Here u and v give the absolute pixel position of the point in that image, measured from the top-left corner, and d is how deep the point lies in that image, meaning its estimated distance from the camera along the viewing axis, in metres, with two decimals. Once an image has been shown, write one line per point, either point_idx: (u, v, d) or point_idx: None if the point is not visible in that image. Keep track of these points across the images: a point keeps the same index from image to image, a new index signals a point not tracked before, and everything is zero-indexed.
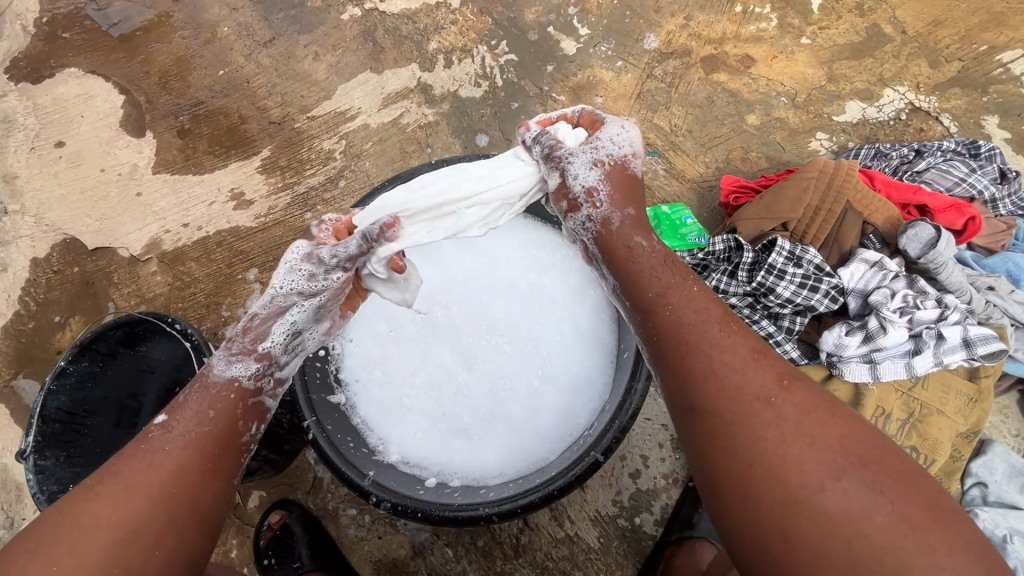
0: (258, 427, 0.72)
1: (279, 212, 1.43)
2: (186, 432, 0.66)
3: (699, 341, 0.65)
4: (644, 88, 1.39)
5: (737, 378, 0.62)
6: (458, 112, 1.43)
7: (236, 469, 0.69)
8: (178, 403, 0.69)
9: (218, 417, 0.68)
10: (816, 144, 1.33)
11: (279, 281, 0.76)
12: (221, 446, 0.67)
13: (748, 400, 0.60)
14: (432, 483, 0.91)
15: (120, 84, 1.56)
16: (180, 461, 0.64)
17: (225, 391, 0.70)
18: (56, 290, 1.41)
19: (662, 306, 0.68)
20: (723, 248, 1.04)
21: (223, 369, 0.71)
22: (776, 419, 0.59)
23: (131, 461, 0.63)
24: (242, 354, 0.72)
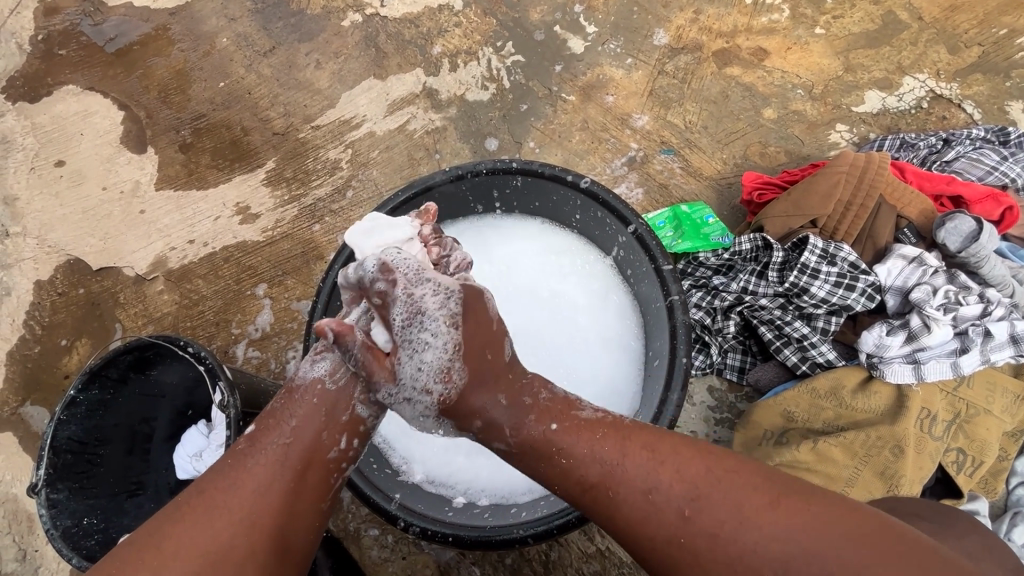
0: (347, 441, 0.67)
1: (286, 225, 1.40)
2: (269, 444, 0.63)
3: (600, 476, 0.60)
4: (656, 85, 1.36)
5: (652, 508, 0.58)
6: (465, 116, 1.40)
7: (324, 489, 0.65)
8: (267, 411, 0.67)
9: (303, 429, 0.65)
10: (836, 136, 1.29)
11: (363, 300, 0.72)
12: (306, 462, 0.64)
13: (681, 523, 0.56)
14: (460, 503, 0.87)
15: (119, 100, 1.53)
16: (261, 480, 0.61)
17: (312, 399, 0.66)
18: (61, 312, 1.37)
19: (559, 457, 0.62)
20: (751, 247, 1.00)
21: (306, 369, 0.69)
22: (711, 525, 0.55)
23: (216, 478, 0.61)
24: (324, 353, 0.70)
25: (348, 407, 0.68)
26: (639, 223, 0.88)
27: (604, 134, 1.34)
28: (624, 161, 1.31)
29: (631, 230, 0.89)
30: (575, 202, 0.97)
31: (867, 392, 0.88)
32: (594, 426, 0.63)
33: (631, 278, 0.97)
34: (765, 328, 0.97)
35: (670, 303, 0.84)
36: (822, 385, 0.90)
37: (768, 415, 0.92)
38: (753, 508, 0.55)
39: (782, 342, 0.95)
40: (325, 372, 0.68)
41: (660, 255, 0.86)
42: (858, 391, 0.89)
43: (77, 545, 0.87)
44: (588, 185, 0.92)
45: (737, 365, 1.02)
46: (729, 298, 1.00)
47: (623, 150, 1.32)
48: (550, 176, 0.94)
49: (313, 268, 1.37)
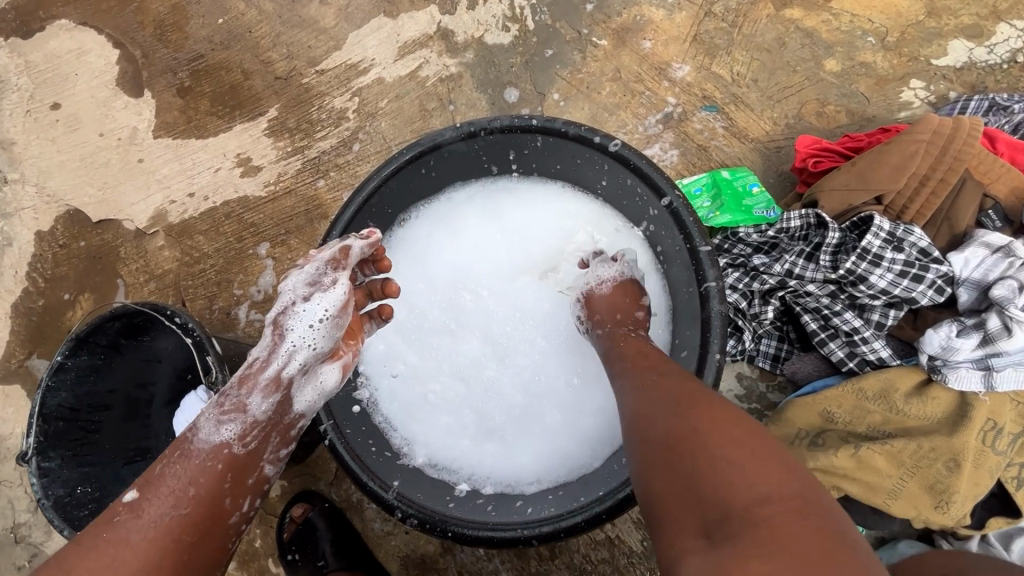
0: (251, 503, 0.66)
1: (289, 180, 1.30)
2: (160, 516, 0.59)
3: (631, 347, 0.72)
4: (701, 29, 1.19)
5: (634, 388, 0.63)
6: (484, 62, 1.26)
7: (219, 554, 0.62)
8: (153, 476, 0.62)
9: (201, 497, 0.61)
10: (910, 94, 1.11)
11: (298, 338, 0.67)
12: (202, 531, 0.60)
13: (655, 372, 0.65)
14: (463, 492, 0.82)
15: (114, 37, 1.42)
16: (144, 560, 0.57)
17: (211, 457, 0.63)
18: (64, 265, 1.33)
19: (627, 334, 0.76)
20: (800, 224, 0.88)
21: (211, 432, 0.64)
22: (673, 380, 0.63)
23: (91, 557, 0.56)
24: (232, 414, 0.65)
25: (248, 470, 0.65)
26: (675, 195, 0.76)
27: (639, 86, 1.19)
28: (660, 118, 1.16)
29: (665, 203, 0.78)
30: (602, 166, 0.85)
31: (923, 397, 0.78)
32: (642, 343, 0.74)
33: (661, 256, 0.86)
34: (809, 318, 0.86)
35: (706, 291, 0.74)
36: (871, 386, 0.80)
37: (804, 413, 0.83)
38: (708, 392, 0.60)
39: (828, 334, 0.85)
40: (234, 429, 0.64)
41: (696, 234, 0.75)
42: (913, 396, 0.79)
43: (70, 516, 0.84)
44: (618, 149, 0.80)
45: (771, 352, 0.93)
46: (771, 281, 0.88)
47: (659, 105, 1.17)
48: (575, 137, 0.82)
49: (317, 228, 1.28)
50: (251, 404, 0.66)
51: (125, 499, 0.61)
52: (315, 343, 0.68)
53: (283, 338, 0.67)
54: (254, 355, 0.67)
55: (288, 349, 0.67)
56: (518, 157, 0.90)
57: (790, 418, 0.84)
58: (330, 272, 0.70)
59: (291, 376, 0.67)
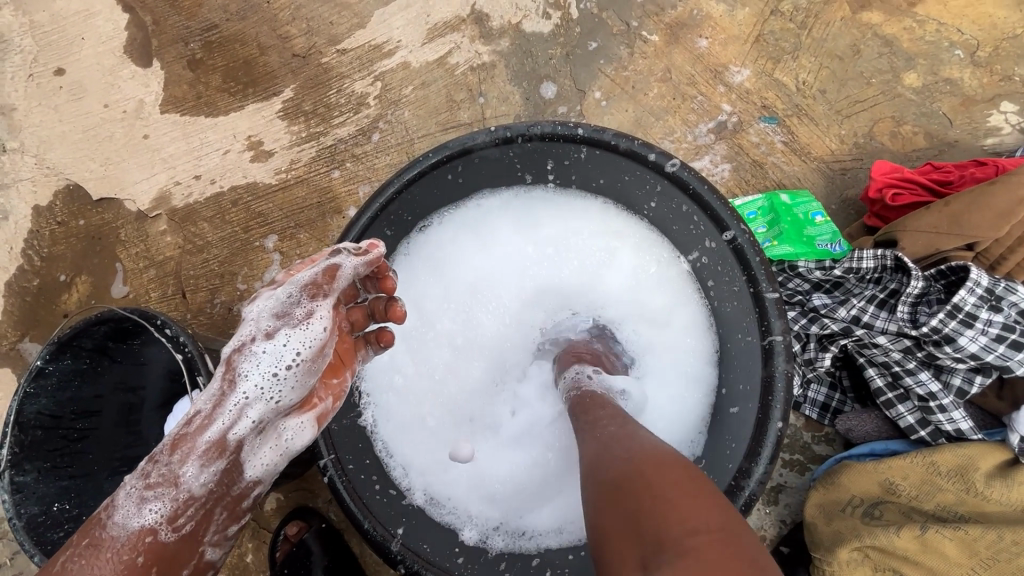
0: None
1: (302, 168, 1.21)
2: None
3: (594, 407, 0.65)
4: (765, 29, 1.06)
5: (597, 429, 0.58)
6: (520, 52, 1.14)
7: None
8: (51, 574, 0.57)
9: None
10: (998, 118, 0.99)
11: (251, 393, 0.60)
12: None
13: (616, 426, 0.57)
14: (470, 541, 0.74)
15: (123, 0, 1.32)
16: None
17: (126, 549, 0.58)
18: (61, 244, 1.26)
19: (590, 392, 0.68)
20: (873, 266, 0.78)
21: (134, 513, 0.60)
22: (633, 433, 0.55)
23: None
24: (158, 488, 0.60)
25: (173, 558, 0.61)
26: (740, 230, 0.66)
27: (691, 89, 1.07)
28: (712, 127, 1.05)
29: (727, 237, 0.68)
30: (653, 187, 0.75)
31: (1007, 481, 0.68)
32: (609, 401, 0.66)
33: (711, 293, 0.75)
34: (874, 372, 0.76)
35: (770, 345, 0.65)
36: (946, 461, 0.70)
37: (862, 481, 0.73)
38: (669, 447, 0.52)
39: (895, 394, 0.75)
40: (162, 508, 0.60)
41: (762, 278, 0.65)
42: (995, 477, 0.69)
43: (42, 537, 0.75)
44: (676, 170, 0.70)
45: (820, 401, 0.84)
46: (835, 327, 0.78)
47: (712, 113, 1.05)
48: (626, 152, 0.72)
49: (329, 223, 1.19)
50: (186, 475, 0.60)
51: None
52: (272, 398, 0.61)
53: (232, 392, 0.60)
54: (197, 409, 0.61)
55: (241, 404, 0.60)
56: (557, 168, 0.80)
57: (843, 482, 0.74)
58: (304, 303, 0.61)
59: (239, 438, 0.61)
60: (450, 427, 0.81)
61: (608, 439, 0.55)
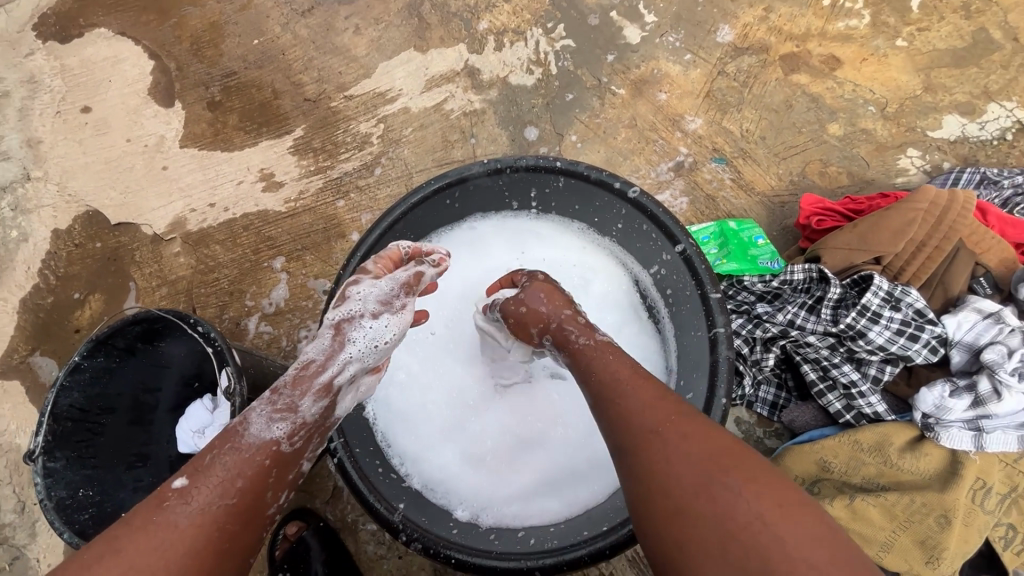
0: (286, 497, 0.63)
1: (310, 197, 1.34)
2: (210, 504, 0.55)
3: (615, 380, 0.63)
4: (714, 86, 1.26)
5: (642, 407, 0.58)
6: (507, 101, 1.32)
7: (254, 548, 0.58)
8: (203, 464, 0.58)
9: (246, 491, 0.58)
10: (907, 162, 1.19)
11: (358, 351, 0.67)
12: (243, 523, 0.57)
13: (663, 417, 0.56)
14: (463, 518, 0.82)
15: (150, 49, 1.47)
16: (194, 542, 0.53)
17: (258, 452, 0.60)
18: (77, 264, 1.35)
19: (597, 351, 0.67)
20: (804, 277, 0.93)
21: (262, 429, 0.61)
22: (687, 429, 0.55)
23: (133, 536, 0.52)
24: (285, 412, 0.62)
25: (292, 465, 0.63)
26: (689, 243, 0.81)
27: (653, 134, 1.25)
28: (671, 166, 1.22)
29: (679, 250, 0.82)
30: (619, 211, 0.89)
31: (916, 453, 0.80)
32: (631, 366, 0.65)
33: (669, 299, 0.89)
34: (809, 368, 0.90)
35: (714, 336, 0.78)
36: (867, 439, 0.82)
37: (801, 462, 0.85)
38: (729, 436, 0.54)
39: (826, 385, 0.88)
40: (281, 429, 0.61)
41: (707, 281, 0.79)
42: (907, 451, 0.81)
43: (71, 518, 0.84)
44: (637, 196, 0.84)
45: (769, 399, 0.97)
46: (773, 329, 0.92)
47: (671, 154, 1.23)
48: (596, 181, 0.87)
49: (334, 246, 1.31)
50: (303, 406, 0.63)
51: (172, 485, 0.56)
52: (370, 358, 0.69)
53: (345, 345, 0.67)
54: (311, 356, 0.66)
55: (349, 356, 0.67)
56: (539, 195, 0.94)
57: (787, 464, 0.86)
58: (403, 296, 0.73)
59: (341, 384, 0.67)
60: (445, 424, 0.90)
61: (661, 426, 0.56)
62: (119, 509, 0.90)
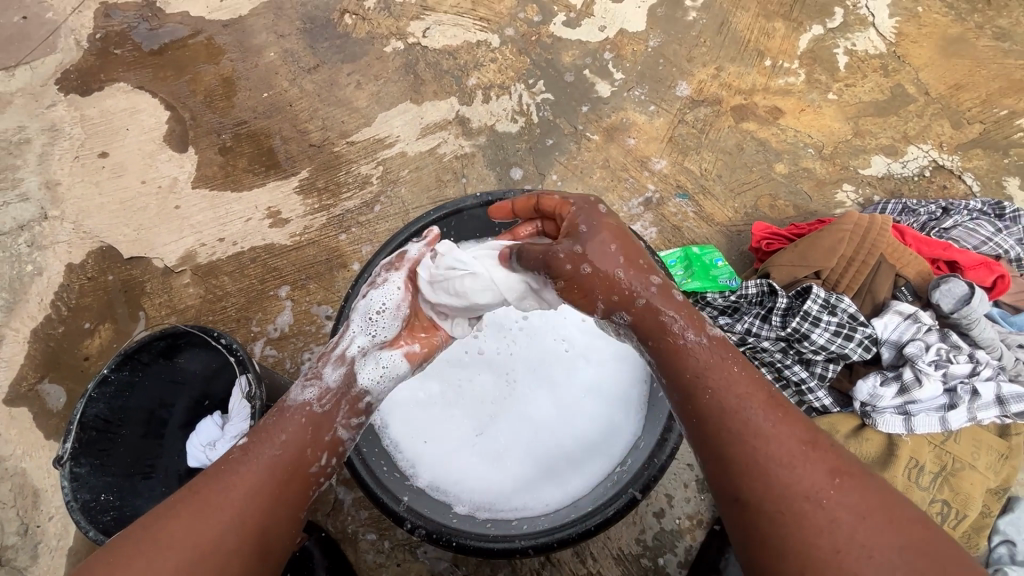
0: (327, 459, 0.73)
1: (314, 232, 1.46)
2: (262, 454, 0.69)
3: (749, 424, 0.61)
4: (675, 133, 1.44)
5: (782, 464, 0.58)
6: (494, 145, 1.48)
7: (303, 499, 0.70)
8: (262, 430, 0.72)
9: (290, 443, 0.70)
10: (842, 196, 1.37)
11: (359, 325, 0.82)
12: (290, 474, 0.69)
13: (815, 487, 0.57)
14: (462, 511, 0.90)
15: (167, 101, 1.62)
16: (251, 486, 0.66)
17: (300, 415, 0.73)
18: (89, 296, 1.43)
19: (716, 379, 0.65)
20: (756, 292, 1.10)
21: (298, 393, 0.75)
22: (845, 504, 0.56)
23: (209, 481, 0.66)
24: (312, 379, 0.77)
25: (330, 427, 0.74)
26: (653, 259, 0.94)
27: (624, 174, 1.42)
28: (641, 201, 1.39)
29: None
30: None
31: (860, 438, 0.98)
32: (770, 400, 0.64)
33: None
34: (766, 370, 1.05)
35: None
36: None
37: None
38: (887, 514, 0.55)
39: (781, 384, 1.04)
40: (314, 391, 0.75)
41: None
42: (852, 437, 0.98)
43: (94, 519, 0.90)
44: None
45: None
46: (734, 337, 1.07)
47: (640, 190, 1.39)
48: None
49: (336, 275, 1.42)
50: (325, 374, 0.78)
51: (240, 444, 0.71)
52: (373, 330, 0.82)
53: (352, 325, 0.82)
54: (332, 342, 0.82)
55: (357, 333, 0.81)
56: None
57: None
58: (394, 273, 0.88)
59: (353, 355, 0.80)
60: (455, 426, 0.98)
61: (811, 496, 0.56)
62: (138, 515, 0.96)
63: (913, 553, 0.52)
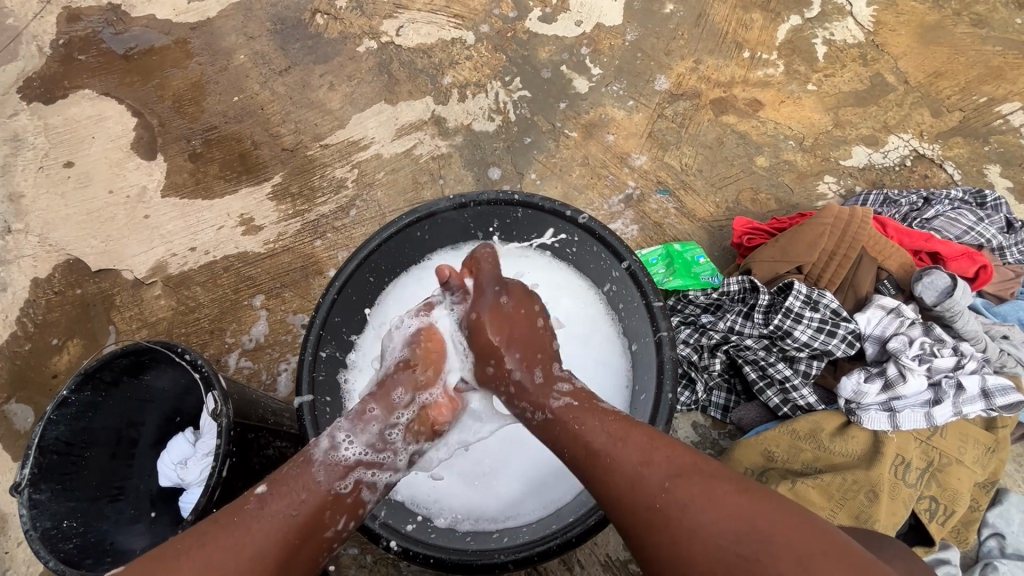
0: (344, 522, 0.71)
1: (289, 238, 1.42)
2: (279, 510, 0.67)
3: (602, 447, 0.67)
4: (655, 128, 1.42)
5: (638, 476, 0.63)
6: (471, 145, 1.45)
7: (309, 567, 0.68)
8: (281, 477, 0.71)
9: (310, 503, 0.69)
10: (824, 187, 1.36)
11: None
12: (307, 537, 0.67)
13: (662, 490, 0.61)
14: (442, 525, 0.88)
15: (134, 107, 1.57)
16: (266, 540, 0.64)
17: (324, 480, 0.71)
18: (55, 311, 1.38)
19: (573, 423, 0.71)
20: (739, 289, 1.08)
21: (324, 449, 0.74)
22: (684, 500, 0.60)
23: (226, 529, 0.64)
24: None
25: (354, 492, 0.73)
26: (632, 259, 0.91)
27: (604, 170, 1.39)
28: (621, 198, 1.36)
29: (625, 266, 0.92)
30: (572, 235, 1.00)
31: (844, 436, 0.96)
32: (610, 412, 0.72)
33: (622, 313, 0.99)
34: (750, 368, 1.04)
35: (659, 339, 0.86)
36: (802, 427, 0.98)
37: (749, 453, 1.00)
38: (726, 492, 0.59)
39: (765, 382, 1.03)
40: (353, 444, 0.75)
41: (650, 291, 0.89)
42: (836, 435, 0.97)
43: (55, 548, 0.86)
44: (586, 221, 0.94)
45: (721, 403, 1.08)
46: (716, 336, 1.06)
47: (621, 187, 1.37)
48: (550, 210, 0.97)
49: (312, 283, 1.39)
50: None
51: (256, 491, 0.68)
52: None
53: None
54: None
55: None
56: (501, 226, 1.05)
57: (737, 458, 1.01)
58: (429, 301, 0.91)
59: None
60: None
61: (666, 491, 0.61)
62: (103, 540, 0.93)
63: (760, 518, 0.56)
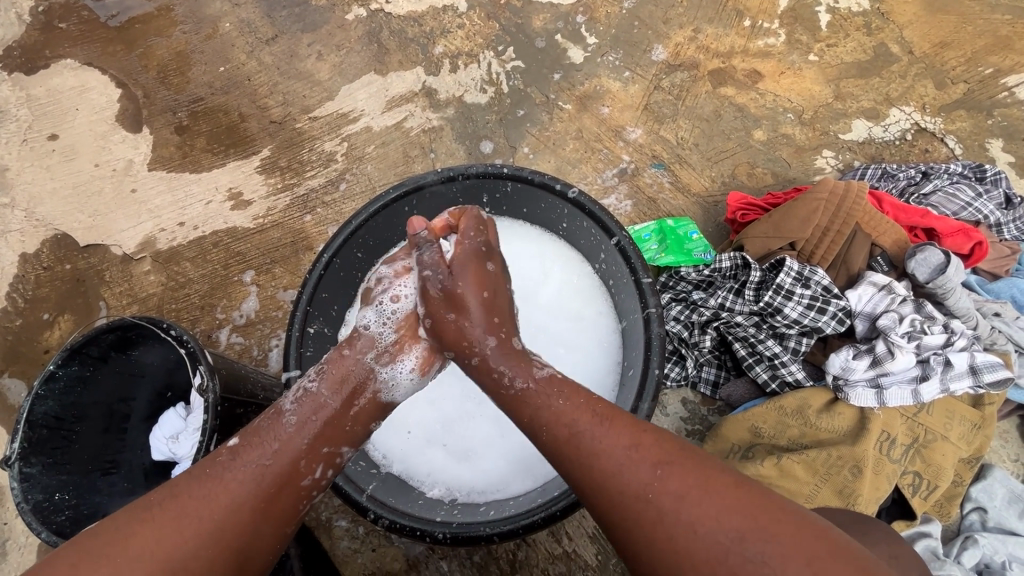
0: (322, 470, 0.70)
1: (278, 214, 1.40)
2: (249, 462, 0.66)
3: (583, 432, 0.64)
4: (650, 100, 1.39)
5: (625, 464, 0.60)
6: (463, 117, 1.42)
7: (292, 513, 0.67)
8: (253, 429, 0.69)
9: (284, 453, 0.67)
10: (822, 162, 1.33)
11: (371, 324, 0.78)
12: (283, 484, 0.66)
13: (648, 480, 0.58)
14: (434, 496, 0.89)
15: (117, 78, 1.52)
16: (234, 495, 0.63)
17: (295, 431, 0.69)
18: (45, 286, 1.37)
19: (552, 402, 0.67)
20: (731, 265, 1.08)
21: (291, 401, 0.71)
22: (676, 489, 0.57)
23: (193, 486, 0.63)
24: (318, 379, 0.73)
25: (331, 440, 0.71)
26: (622, 235, 0.89)
27: (598, 145, 1.36)
28: (615, 172, 1.34)
29: (614, 242, 0.90)
30: (562, 211, 0.98)
31: (831, 412, 0.97)
32: (589, 395, 0.68)
33: (612, 289, 0.98)
34: (739, 345, 1.04)
35: (647, 315, 0.85)
36: (790, 404, 0.98)
37: (735, 429, 1.01)
38: (717, 485, 0.57)
39: (754, 359, 1.03)
40: (320, 385, 0.73)
41: (640, 268, 0.87)
42: (823, 411, 0.98)
43: (47, 520, 0.88)
44: (576, 196, 0.92)
45: (711, 379, 1.09)
46: (707, 313, 1.06)
47: (615, 161, 1.35)
48: (539, 184, 0.95)
49: (301, 258, 1.37)
50: (320, 394, 0.72)
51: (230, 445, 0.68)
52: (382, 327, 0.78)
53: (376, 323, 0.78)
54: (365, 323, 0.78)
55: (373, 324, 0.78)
56: (491, 200, 1.03)
57: (725, 434, 1.01)
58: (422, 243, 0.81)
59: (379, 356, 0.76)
60: (438, 420, 0.96)
61: (654, 480, 0.58)
62: (97, 512, 0.94)
63: (758, 516, 0.54)
